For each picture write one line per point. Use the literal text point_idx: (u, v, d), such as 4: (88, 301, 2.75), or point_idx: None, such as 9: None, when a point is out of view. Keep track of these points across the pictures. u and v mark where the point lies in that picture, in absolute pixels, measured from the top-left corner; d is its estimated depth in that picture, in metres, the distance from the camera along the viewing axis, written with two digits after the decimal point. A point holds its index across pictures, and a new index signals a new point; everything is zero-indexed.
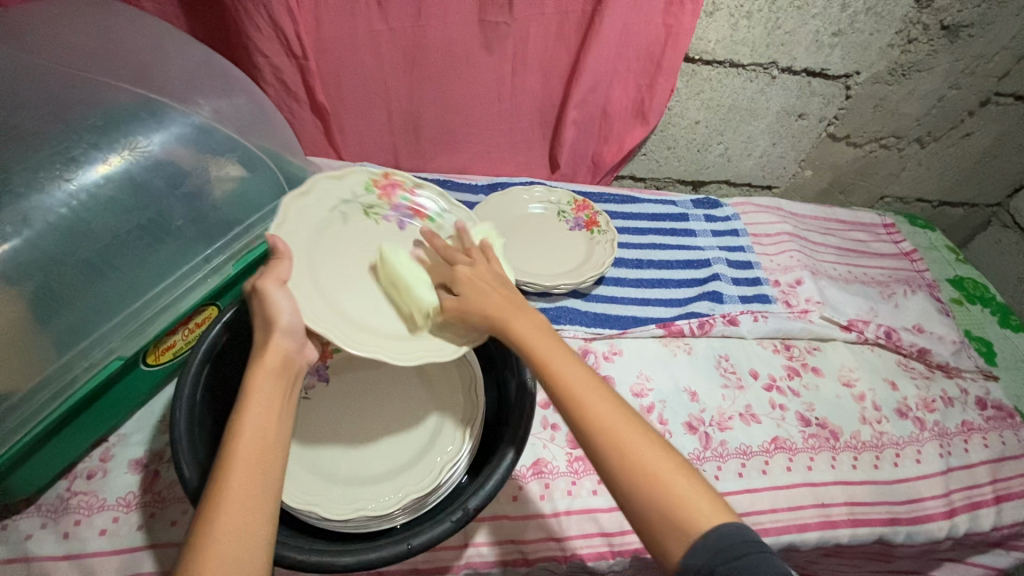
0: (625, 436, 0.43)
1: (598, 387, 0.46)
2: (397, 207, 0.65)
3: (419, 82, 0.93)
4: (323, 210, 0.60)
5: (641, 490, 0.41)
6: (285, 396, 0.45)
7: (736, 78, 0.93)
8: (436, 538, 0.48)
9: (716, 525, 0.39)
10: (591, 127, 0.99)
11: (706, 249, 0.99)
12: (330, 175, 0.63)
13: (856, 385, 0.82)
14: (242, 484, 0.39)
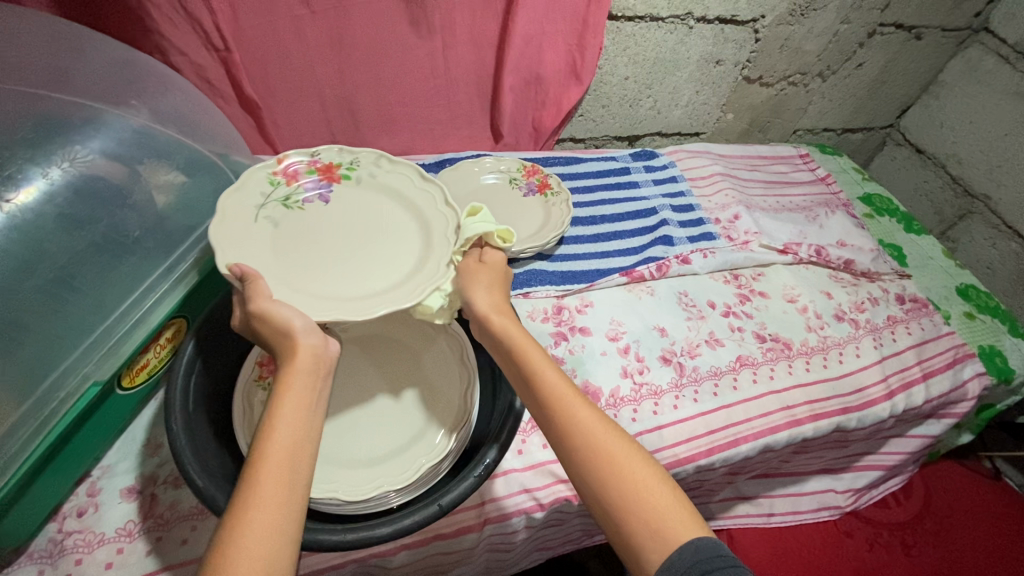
0: (617, 460, 0.49)
1: (593, 414, 0.52)
2: (309, 185, 0.65)
3: (351, 65, 0.91)
4: (249, 224, 0.58)
5: (625, 507, 0.47)
6: (316, 395, 0.47)
7: (657, 31, 0.97)
8: (463, 495, 0.51)
9: (694, 535, 0.45)
10: (528, 93, 1.01)
11: (651, 198, 1.05)
12: (228, 193, 0.59)
13: (799, 300, 0.91)
14: (274, 478, 0.41)
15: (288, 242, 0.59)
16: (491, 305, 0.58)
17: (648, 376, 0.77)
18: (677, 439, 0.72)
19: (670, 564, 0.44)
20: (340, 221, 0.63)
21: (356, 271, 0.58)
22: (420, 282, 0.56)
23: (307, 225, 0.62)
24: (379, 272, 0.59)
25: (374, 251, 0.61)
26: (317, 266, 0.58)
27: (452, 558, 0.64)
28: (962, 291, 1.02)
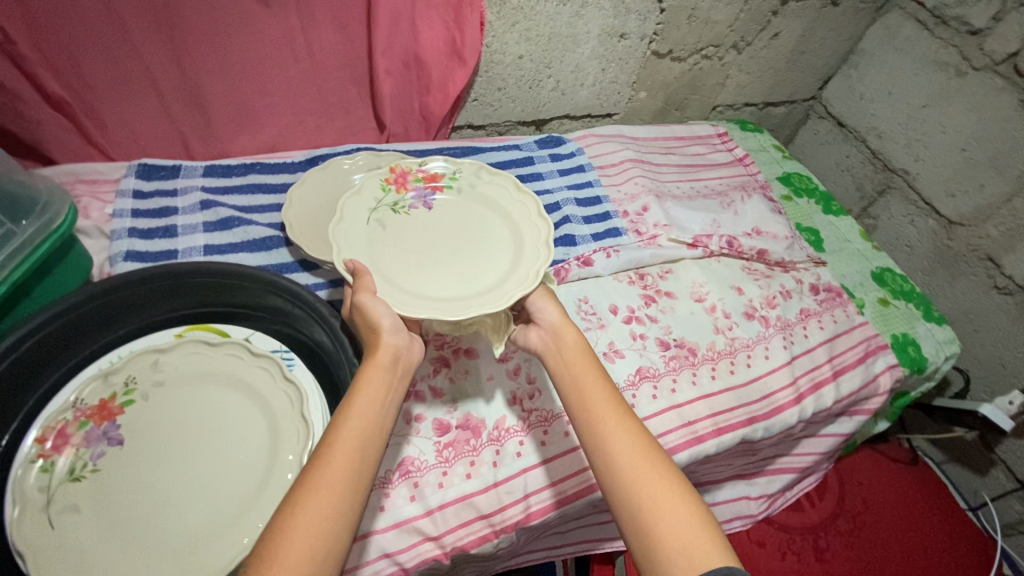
0: (655, 476, 0.49)
1: (638, 429, 0.52)
2: (415, 193, 0.68)
3: (187, 49, 0.76)
4: (361, 225, 0.63)
5: (655, 523, 0.47)
6: (386, 399, 0.49)
7: (548, 3, 0.86)
8: None
9: (728, 565, 0.45)
10: (408, 77, 0.88)
11: (555, 191, 0.96)
12: (349, 194, 0.64)
13: (707, 299, 0.85)
14: (326, 490, 0.43)
15: (393, 244, 0.63)
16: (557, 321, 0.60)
17: (538, 401, 0.69)
18: (565, 473, 0.65)
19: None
20: (441, 227, 0.66)
21: (444, 275, 0.61)
22: (504, 290, 0.58)
23: (413, 229, 0.65)
24: (467, 276, 0.61)
25: (471, 260, 0.63)
26: (413, 266, 0.62)
27: None
28: (876, 276, 0.98)
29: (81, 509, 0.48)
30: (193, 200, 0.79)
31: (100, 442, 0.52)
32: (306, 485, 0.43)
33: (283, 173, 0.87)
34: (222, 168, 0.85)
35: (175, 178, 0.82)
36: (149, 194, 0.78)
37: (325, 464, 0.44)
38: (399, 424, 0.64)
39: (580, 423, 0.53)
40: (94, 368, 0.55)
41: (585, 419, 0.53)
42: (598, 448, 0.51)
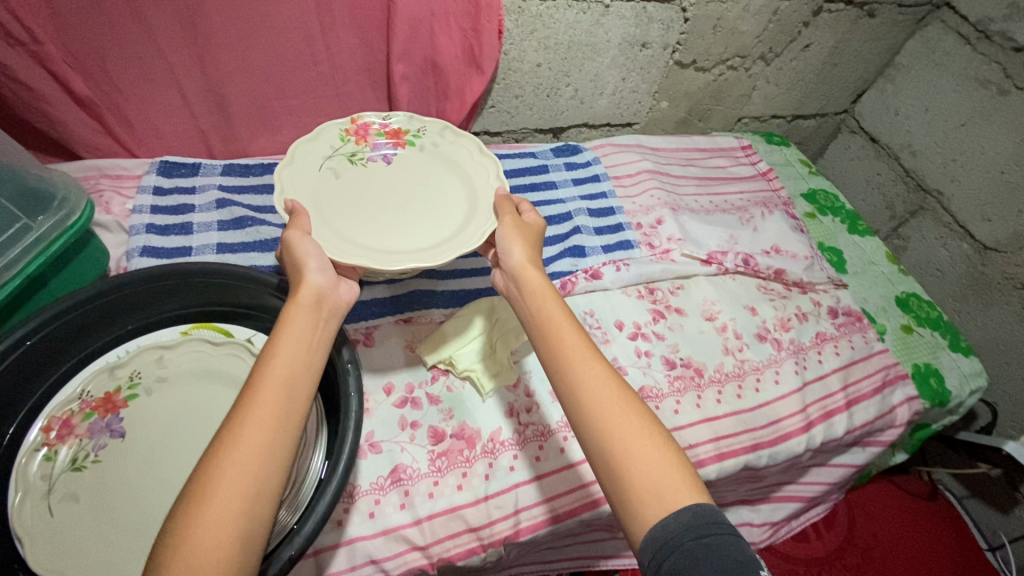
0: (624, 419, 0.49)
1: (607, 374, 0.52)
2: (375, 147, 0.74)
3: (210, 51, 0.77)
4: (314, 172, 0.69)
5: (624, 464, 0.47)
6: (320, 330, 0.50)
7: (567, 12, 0.85)
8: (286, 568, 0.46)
9: (694, 502, 0.45)
10: (424, 82, 0.88)
11: (567, 201, 0.94)
12: (307, 140, 0.70)
13: (718, 318, 0.83)
14: (262, 414, 0.43)
15: (348, 191, 0.69)
16: (525, 268, 0.61)
17: (535, 415, 0.68)
18: (558, 490, 0.64)
19: (663, 526, 0.44)
20: (395, 179, 0.72)
21: (394, 223, 0.68)
22: (447, 249, 0.63)
23: (366, 179, 0.71)
24: (409, 230, 0.67)
25: (414, 215, 0.69)
26: (363, 210, 0.68)
27: None
28: (901, 301, 0.94)
29: (80, 497, 0.50)
30: (210, 199, 0.81)
31: (103, 435, 0.54)
32: (235, 428, 0.42)
33: None
34: (241, 167, 0.87)
35: (195, 176, 0.84)
36: (168, 191, 0.81)
37: (255, 402, 0.43)
38: (394, 430, 0.64)
39: (551, 370, 0.53)
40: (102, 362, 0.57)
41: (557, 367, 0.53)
42: (571, 396, 0.51)
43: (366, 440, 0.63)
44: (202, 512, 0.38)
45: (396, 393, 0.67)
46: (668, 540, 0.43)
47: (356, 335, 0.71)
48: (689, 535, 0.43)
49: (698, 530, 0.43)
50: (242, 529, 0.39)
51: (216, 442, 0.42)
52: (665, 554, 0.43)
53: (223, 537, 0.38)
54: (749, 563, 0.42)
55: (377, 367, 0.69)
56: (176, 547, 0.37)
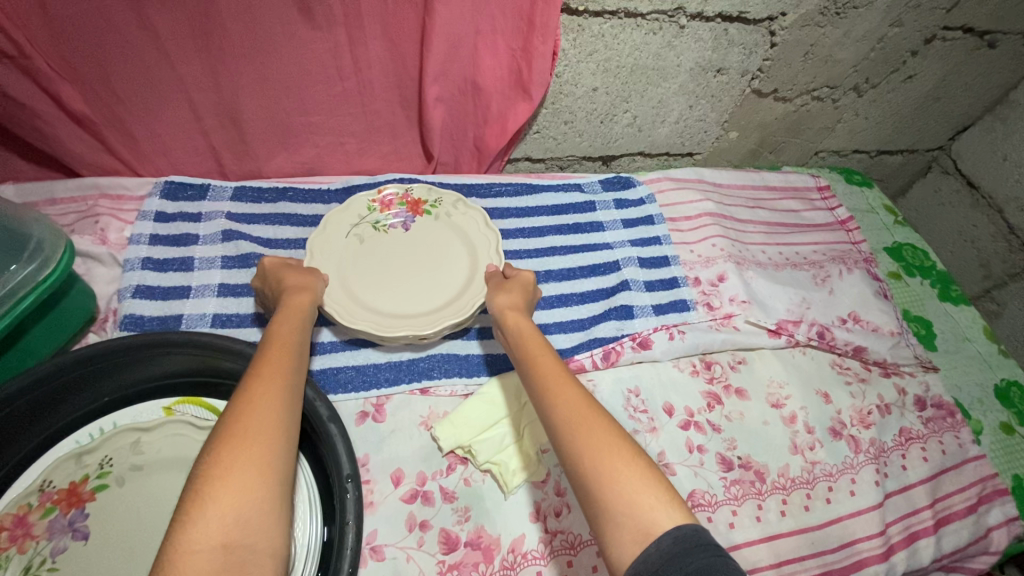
0: (597, 436, 0.46)
1: (582, 392, 0.50)
2: (397, 215, 0.75)
3: (224, 63, 0.68)
4: (340, 240, 0.70)
5: (601, 480, 0.44)
6: (306, 324, 0.54)
7: (635, 32, 0.73)
8: None
9: (677, 525, 0.41)
10: (462, 104, 0.77)
11: (615, 247, 0.82)
12: (336, 210, 0.72)
13: (786, 405, 0.71)
14: (272, 373, 0.46)
15: (368, 258, 0.70)
16: (508, 304, 0.61)
17: (565, 521, 0.58)
18: None
19: (644, 557, 0.40)
20: (410, 249, 0.72)
21: (406, 290, 0.68)
22: (438, 319, 0.64)
23: (385, 248, 0.72)
24: (411, 299, 0.67)
25: (420, 284, 0.69)
26: (377, 279, 0.68)
27: None
28: (1001, 392, 0.80)
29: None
30: (216, 229, 0.72)
31: (64, 535, 0.46)
32: (246, 393, 0.43)
33: (315, 202, 0.79)
34: (253, 191, 0.78)
35: (202, 200, 0.75)
36: (172, 217, 0.73)
37: (264, 362, 0.47)
38: (399, 533, 0.55)
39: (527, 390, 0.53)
40: (72, 443, 0.50)
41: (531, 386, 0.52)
42: (544, 413, 0.50)
43: (367, 543, 0.54)
44: (220, 459, 0.39)
45: (405, 484, 0.58)
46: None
47: (366, 407, 0.63)
48: (673, 566, 0.38)
49: (681, 556, 0.39)
50: (273, 476, 0.40)
51: (224, 409, 0.42)
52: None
53: (256, 482, 0.39)
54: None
55: (387, 449, 0.60)
56: (206, 502, 0.37)
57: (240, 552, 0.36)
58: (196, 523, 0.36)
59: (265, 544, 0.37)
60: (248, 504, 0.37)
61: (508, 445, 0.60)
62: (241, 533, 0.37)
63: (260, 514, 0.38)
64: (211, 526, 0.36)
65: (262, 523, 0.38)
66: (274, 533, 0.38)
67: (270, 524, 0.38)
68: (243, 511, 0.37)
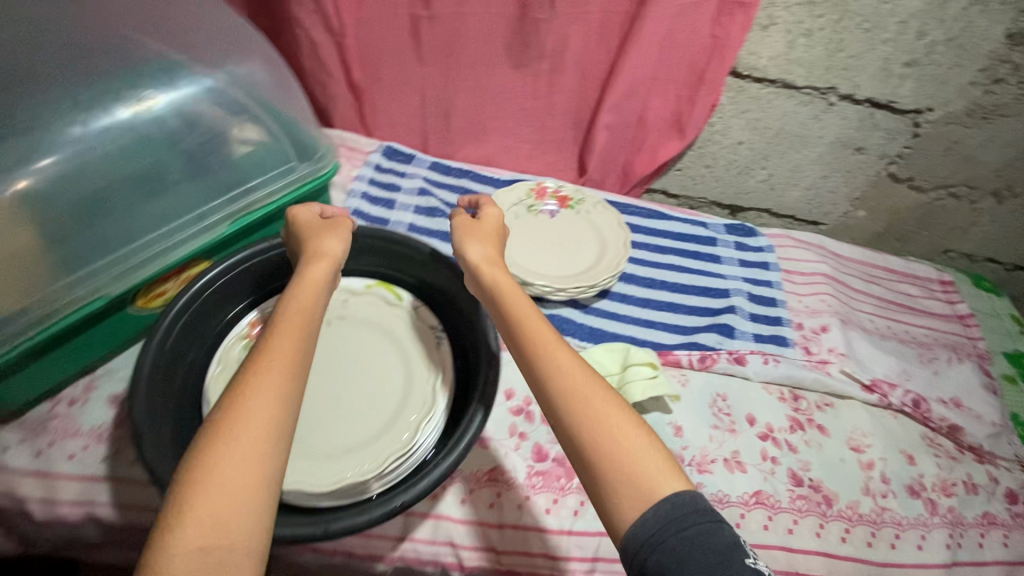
0: (598, 406, 0.50)
1: (572, 355, 0.54)
2: (547, 205, 0.91)
3: (458, 69, 0.92)
4: (502, 213, 0.89)
5: (604, 448, 0.48)
6: (320, 296, 0.55)
7: (788, 100, 0.86)
8: (422, 493, 0.51)
9: (673, 492, 0.46)
10: (624, 133, 0.93)
11: (728, 278, 0.92)
12: (503, 190, 0.92)
13: (866, 452, 0.75)
14: (275, 363, 0.46)
15: (521, 230, 0.87)
16: (479, 259, 0.63)
17: None
18: None
19: (641, 524, 0.45)
20: (553, 229, 0.88)
21: (548, 258, 0.84)
22: (574, 285, 0.79)
23: (535, 225, 0.88)
24: (553, 265, 0.83)
25: (560, 255, 0.84)
26: (526, 246, 0.85)
27: None
28: None
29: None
30: (415, 185, 0.94)
31: None
32: (242, 389, 0.44)
33: (487, 185, 0.98)
34: (445, 167, 1.00)
35: (408, 164, 0.98)
36: (385, 171, 0.96)
37: (270, 349, 0.47)
38: (502, 433, 0.68)
39: (521, 359, 0.55)
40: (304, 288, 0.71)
41: (523, 356, 0.55)
42: (539, 384, 0.53)
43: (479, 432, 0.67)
44: (208, 455, 0.41)
45: (515, 400, 0.71)
46: (645, 540, 0.45)
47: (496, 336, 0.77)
48: (671, 529, 0.45)
49: (676, 523, 0.45)
50: (259, 478, 0.41)
51: (221, 402, 0.44)
52: (648, 551, 0.45)
53: (239, 482, 0.40)
54: (729, 549, 0.45)
55: (506, 371, 0.74)
56: (193, 503, 0.39)
57: (218, 552, 0.38)
58: (177, 525, 0.38)
59: (246, 541, 0.39)
60: (233, 504, 0.40)
61: None
62: (219, 533, 0.39)
63: (242, 513, 0.40)
64: (191, 528, 0.38)
65: (242, 523, 0.39)
66: (256, 530, 0.40)
67: (249, 524, 0.40)
68: (227, 508, 0.39)
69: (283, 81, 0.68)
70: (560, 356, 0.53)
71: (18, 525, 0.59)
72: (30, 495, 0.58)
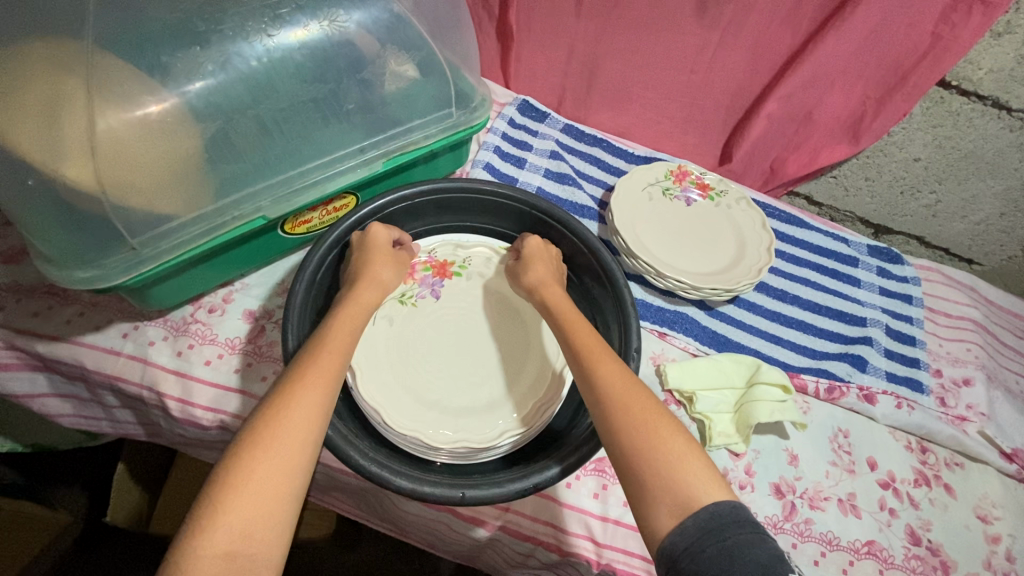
0: (638, 415, 0.48)
1: (618, 366, 0.52)
2: (685, 191, 0.85)
3: (615, 29, 0.83)
4: (638, 191, 0.83)
5: (641, 456, 0.46)
6: (363, 313, 0.55)
7: (992, 122, 0.76)
8: (557, 478, 0.52)
9: (714, 502, 0.43)
10: (785, 128, 0.84)
11: (866, 305, 0.84)
12: (641, 167, 0.86)
13: (993, 525, 0.69)
14: (318, 377, 0.46)
15: (655, 215, 0.82)
16: (536, 279, 0.62)
17: (747, 496, 0.64)
18: None
19: (679, 532, 0.42)
20: (689, 220, 0.82)
21: (682, 250, 0.78)
22: (709, 283, 0.74)
23: (670, 211, 0.82)
24: (687, 259, 0.77)
25: (694, 249, 0.79)
26: (659, 233, 0.80)
27: (454, 535, 0.63)
28: None
29: (392, 323, 0.63)
30: (548, 147, 0.89)
31: (425, 288, 0.67)
32: (283, 397, 0.44)
33: (620, 158, 0.92)
34: (578, 132, 0.94)
35: (541, 123, 0.93)
36: (519, 126, 0.91)
37: (314, 358, 0.47)
38: None
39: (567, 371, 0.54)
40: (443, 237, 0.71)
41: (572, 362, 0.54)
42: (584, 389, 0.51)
43: None
44: (244, 461, 0.40)
45: None
46: (681, 548, 0.41)
47: None
48: (710, 539, 0.41)
49: (714, 533, 0.41)
50: (289, 490, 0.41)
51: (262, 408, 0.44)
52: (686, 561, 0.41)
53: (271, 494, 0.40)
54: (775, 563, 0.40)
55: None
56: (221, 506, 0.39)
57: (244, 563, 0.37)
58: (206, 534, 0.38)
59: (270, 555, 0.39)
60: (262, 515, 0.39)
61: (725, 410, 0.67)
62: (246, 543, 0.38)
63: (268, 524, 0.39)
64: (219, 532, 0.38)
65: (269, 536, 0.39)
66: (281, 544, 0.40)
67: (276, 534, 0.39)
68: (256, 515, 0.39)
69: (452, 20, 0.65)
70: (603, 363, 0.52)
71: (153, 415, 0.63)
72: (168, 392, 0.60)
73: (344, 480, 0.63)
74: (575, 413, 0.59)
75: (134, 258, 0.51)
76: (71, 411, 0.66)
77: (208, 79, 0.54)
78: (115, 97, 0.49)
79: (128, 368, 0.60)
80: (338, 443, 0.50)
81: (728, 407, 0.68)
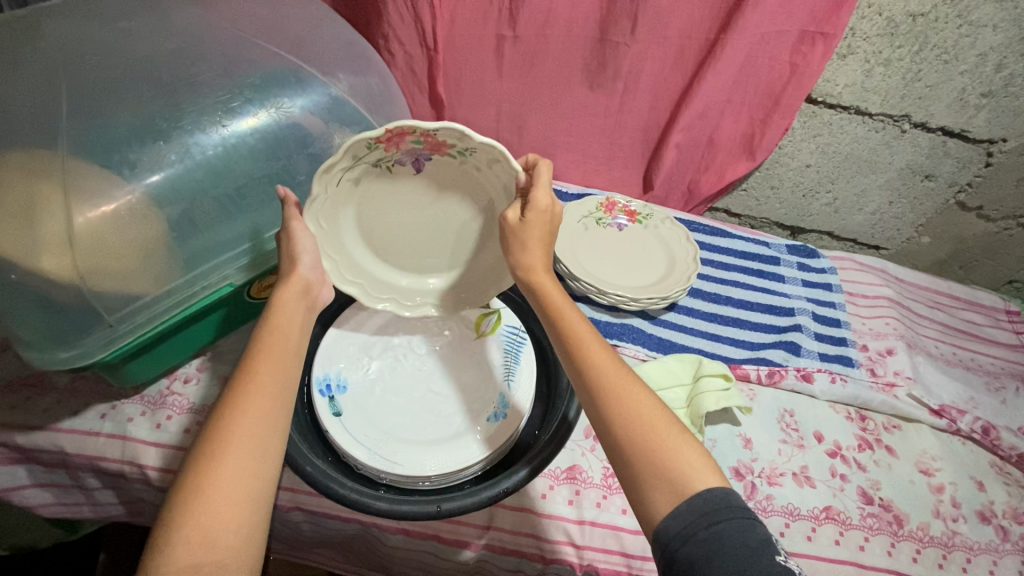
0: (632, 408, 0.51)
1: (606, 352, 0.55)
2: (616, 219, 0.94)
3: (532, 88, 0.94)
4: (574, 224, 0.92)
5: (635, 445, 0.50)
6: (298, 318, 0.55)
7: (860, 126, 0.89)
8: (513, 486, 0.58)
9: (708, 488, 0.48)
10: (692, 153, 0.96)
11: (793, 297, 0.94)
12: (573, 203, 0.95)
13: (936, 475, 0.75)
14: (261, 390, 0.48)
15: (592, 243, 0.90)
16: (527, 265, 0.58)
17: None
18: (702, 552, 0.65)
19: (675, 516, 0.47)
20: (624, 243, 0.91)
21: (619, 271, 0.86)
22: (646, 295, 0.81)
23: (605, 238, 0.91)
24: (624, 277, 0.86)
25: (631, 267, 0.87)
26: (598, 260, 0.88)
27: (444, 564, 0.66)
28: None
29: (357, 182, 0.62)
30: None
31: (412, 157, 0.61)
32: (227, 416, 0.46)
33: (555, 198, 1.02)
34: None
35: None
36: None
37: (254, 372, 0.49)
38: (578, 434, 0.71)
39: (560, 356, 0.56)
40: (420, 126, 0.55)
41: (565, 351, 0.56)
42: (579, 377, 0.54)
43: None
44: (196, 480, 0.43)
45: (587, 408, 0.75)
46: (676, 530, 0.46)
47: None
48: (703, 522, 0.46)
49: (708, 517, 0.46)
50: (246, 499, 0.44)
51: (210, 423, 0.47)
52: (679, 544, 0.46)
53: (230, 506, 0.43)
54: (762, 546, 0.45)
55: None
56: (181, 525, 0.42)
57: (207, 569, 0.41)
58: (168, 547, 0.41)
59: (239, 558, 0.42)
60: (222, 526, 0.42)
61: (676, 408, 0.73)
62: (210, 552, 0.41)
63: (229, 533, 0.42)
64: (181, 546, 0.41)
65: (233, 539, 0.42)
66: (243, 548, 0.43)
67: (240, 539, 0.43)
68: (218, 526, 0.42)
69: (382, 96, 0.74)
70: (594, 352, 0.55)
71: (136, 489, 0.64)
72: (150, 463, 0.62)
73: (329, 528, 0.65)
74: (542, 420, 0.66)
75: (109, 334, 0.56)
76: (51, 500, 0.67)
77: (171, 168, 0.60)
78: (86, 193, 0.54)
79: (109, 446, 0.63)
80: (318, 477, 0.57)
81: (680, 405, 0.73)
